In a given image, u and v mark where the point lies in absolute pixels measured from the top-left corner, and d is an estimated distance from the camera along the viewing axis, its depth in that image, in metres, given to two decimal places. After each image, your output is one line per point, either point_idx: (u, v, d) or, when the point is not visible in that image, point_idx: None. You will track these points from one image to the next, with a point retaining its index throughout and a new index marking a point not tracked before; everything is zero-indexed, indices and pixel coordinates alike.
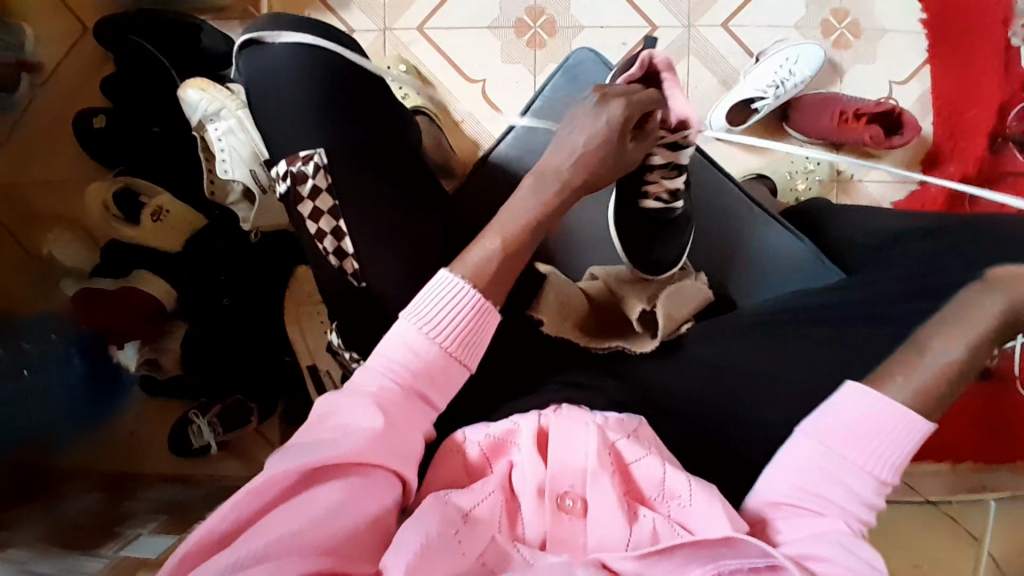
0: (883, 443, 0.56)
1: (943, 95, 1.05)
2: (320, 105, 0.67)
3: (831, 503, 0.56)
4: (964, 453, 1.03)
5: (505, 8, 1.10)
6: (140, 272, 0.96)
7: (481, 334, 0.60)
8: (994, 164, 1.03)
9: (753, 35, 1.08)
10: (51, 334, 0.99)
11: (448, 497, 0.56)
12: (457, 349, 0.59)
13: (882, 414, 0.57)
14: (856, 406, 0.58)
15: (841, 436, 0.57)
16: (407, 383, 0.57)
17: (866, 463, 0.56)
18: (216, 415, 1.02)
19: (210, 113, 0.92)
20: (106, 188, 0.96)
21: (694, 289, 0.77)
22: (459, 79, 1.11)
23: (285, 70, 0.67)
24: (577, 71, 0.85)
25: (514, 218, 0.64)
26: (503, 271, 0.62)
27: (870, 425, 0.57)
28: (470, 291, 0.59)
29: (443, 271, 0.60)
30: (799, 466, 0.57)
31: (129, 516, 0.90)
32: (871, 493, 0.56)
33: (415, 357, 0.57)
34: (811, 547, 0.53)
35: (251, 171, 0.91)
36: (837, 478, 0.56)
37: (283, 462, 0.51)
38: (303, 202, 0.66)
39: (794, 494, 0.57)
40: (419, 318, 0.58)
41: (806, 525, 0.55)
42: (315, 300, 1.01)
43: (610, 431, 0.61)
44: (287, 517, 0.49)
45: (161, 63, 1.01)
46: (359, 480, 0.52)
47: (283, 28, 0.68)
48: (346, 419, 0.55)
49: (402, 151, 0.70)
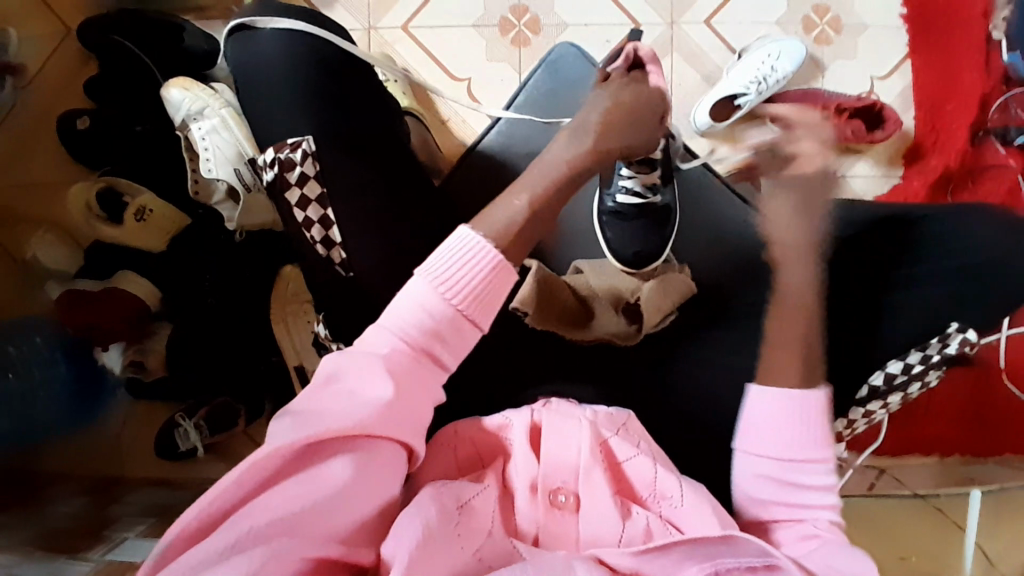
0: (803, 433, 0.58)
1: (924, 89, 1.06)
2: (310, 92, 0.67)
3: (803, 506, 0.57)
4: (952, 446, 1.04)
5: (489, 6, 1.10)
6: (123, 273, 0.96)
7: (496, 294, 0.58)
8: (977, 157, 1.02)
9: (736, 32, 1.09)
10: (35, 336, 0.96)
11: (450, 486, 0.56)
12: (473, 310, 0.57)
13: (799, 409, 0.58)
14: (769, 409, 0.58)
15: (764, 442, 0.58)
16: (419, 345, 0.55)
17: (799, 455, 0.57)
18: (203, 417, 1.01)
19: (193, 113, 0.92)
20: (88, 188, 0.95)
21: (679, 281, 0.75)
22: (444, 77, 1.11)
23: (275, 58, 0.68)
24: (559, 65, 0.86)
25: (543, 175, 0.64)
26: (526, 230, 0.61)
27: (791, 423, 0.58)
28: (489, 250, 0.57)
29: (465, 228, 0.59)
30: (750, 479, 0.59)
31: (116, 519, 0.89)
32: (822, 474, 0.58)
33: (429, 317, 0.55)
34: (813, 559, 0.53)
35: (235, 169, 0.92)
36: (792, 480, 0.58)
37: (289, 432, 0.50)
38: (291, 189, 0.66)
39: (770, 506, 0.58)
40: (432, 276, 0.56)
41: (790, 536, 0.56)
42: (301, 299, 1.00)
43: (602, 427, 0.62)
44: (289, 497, 0.48)
45: (143, 61, 1.00)
46: (365, 456, 0.51)
47: (276, 15, 0.69)
48: (355, 387, 0.53)
49: (394, 146, 0.70)
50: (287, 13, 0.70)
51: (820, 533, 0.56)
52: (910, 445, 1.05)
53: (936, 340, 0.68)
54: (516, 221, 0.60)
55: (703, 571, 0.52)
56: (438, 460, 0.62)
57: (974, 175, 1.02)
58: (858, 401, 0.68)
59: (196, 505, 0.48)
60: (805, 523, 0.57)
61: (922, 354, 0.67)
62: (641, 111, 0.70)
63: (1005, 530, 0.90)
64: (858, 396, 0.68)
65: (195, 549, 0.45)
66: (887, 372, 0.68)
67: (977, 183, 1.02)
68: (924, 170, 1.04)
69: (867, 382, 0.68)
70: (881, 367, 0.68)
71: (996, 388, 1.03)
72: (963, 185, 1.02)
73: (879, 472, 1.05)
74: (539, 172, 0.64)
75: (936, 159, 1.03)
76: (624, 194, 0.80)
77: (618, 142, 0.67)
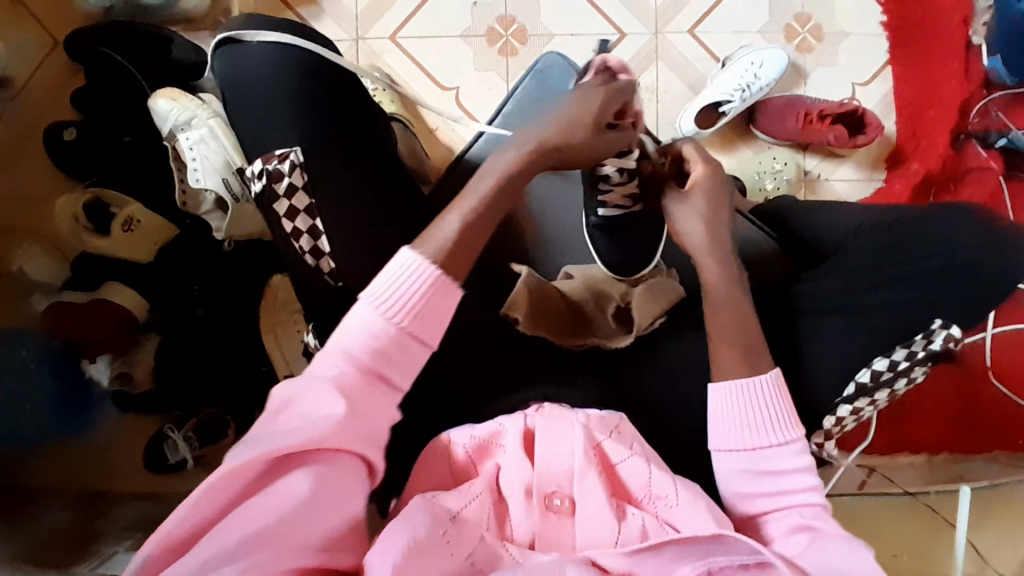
0: (760, 420, 0.59)
1: (905, 95, 1.08)
2: (299, 104, 0.67)
3: (790, 496, 0.58)
4: (940, 445, 1.05)
5: (477, 17, 1.11)
6: (112, 284, 0.96)
7: (441, 318, 0.59)
8: (958, 161, 1.05)
9: (719, 41, 1.10)
10: (23, 350, 0.97)
11: (437, 499, 0.57)
12: (416, 328, 0.58)
13: (755, 397, 0.60)
14: (731, 404, 0.60)
15: (727, 435, 0.60)
16: (366, 366, 0.56)
17: (763, 442, 0.59)
18: (191, 428, 1.00)
19: (181, 123, 0.92)
20: (75, 200, 0.95)
21: (666, 285, 0.75)
22: (433, 86, 1.12)
23: (262, 67, 0.68)
24: (545, 74, 0.86)
25: (477, 193, 0.65)
26: (466, 244, 0.62)
27: (752, 413, 0.60)
28: (428, 267, 0.59)
29: (405, 248, 0.60)
30: (725, 474, 0.60)
31: (102, 535, 0.88)
32: (792, 455, 0.59)
33: (373, 339, 0.56)
34: (808, 558, 0.53)
35: (224, 179, 0.91)
36: (773, 471, 0.59)
37: (247, 452, 0.51)
38: (278, 201, 0.66)
39: (759, 502, 0.59)
40: (376, 300, 0.57)
41: (783, 530, 0.57)
42: (290, 309, 1.00)
43: (596, 430, 0.62)
44: (255, 512, 0.49)
45: (132, 73, 1.00)
46: (325, 467, 0.52)
47: (264, 28, 0.69)
48: (307, 408, 0.54)
49: (382, 156, 0.70)
50: (276, 24, 0.70)
51: (810, 524, 0.56)
52: (899, 444, 1.05)
53: (920, 336, 0.67)
54: (455, 236, 0.62)
55: (698, 568, 0.53)
56: (432, 467, 0.62)
57: (954, 181, 1.04)
58: (845, 398, 0.68)
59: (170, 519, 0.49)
60: (794, 514, 0.57)
61: (906, 352, 0.67)
62: (599, 122, 0.70)
63: (997, 528, 0.90)
64: (845, 394, 0.68)
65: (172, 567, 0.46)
66: (873, 370, 0.67)
67: (958, 188, 1.04)
68: (905, 174, 1.05)
69: (853, 381, 0.68)
70: (866, 365, 0.67)
71: (982, 386, 1.05)
72: (944, 191, 1.04)
73: (870, 470, 1.05)
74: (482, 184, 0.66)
75: (917, 164, 1.05)
76: (609, 208, 0.79)
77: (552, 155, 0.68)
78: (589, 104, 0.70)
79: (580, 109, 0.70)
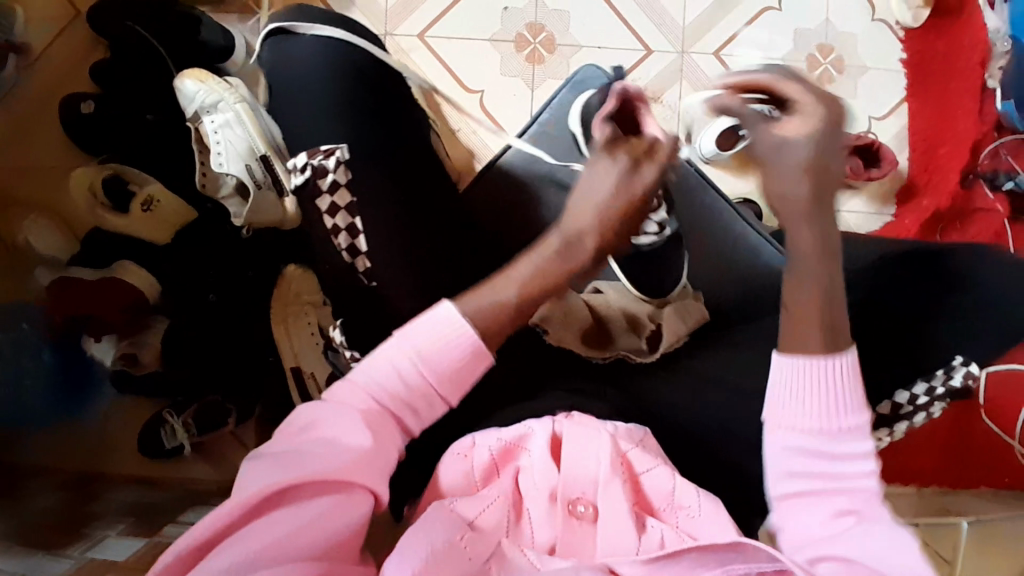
0: (832, 401, 0.56)
1: (918, 132, 1.11)
2: (346, 103, 0.68)
3: (839, 475, 0.55)
4: (930, 477, 1.08)
5: (507, 22, 1.12)
6: (123, 263, 0.95)
7: (467, 373, 0.58)
8: (967, 199, 1.08)
9: (743, 65, 1.12)
10: (22, 322, 0.94)
11: (454, 504, 0.58)
12: (446, 388, 0.58)
13: (827, 375, 0.55)
14: (794, 371, 0.56)
15: (791, 414, 0.56)
16: (389, 407, 0.57)
17: (829, 425, 0.55)
18: (191, 415, 0.99)
19: (207, 105, 0.92)
20: (93, 174, 0.95)
21: (691, 308, 0.73)
22: (458, 87, 1.12)
23: (311, 61, 0.68)
24: (585, 86, 0.83)
25: (525, 264, 0.62)
26: (516, 313, 0.59)
27: (820, 388, 0.56)
28: (469, 332, 0.57)
29: (449, 304, 0.58)
30: (779, 457, 0.56)
31: (97, 517, 0.86)
32: (856, 442, 0.56)
33: (403, 385, 0.57)
34: (851, 545, 0.51)
35: (246, 166, 0.90)
36: (827, 449, 0.55)
37: (275, 471, 0.53)
38: (321, 196, 0.67)
39: (804, 481, 0.55)
40: (414, 355, 0.57)
41: (822, 515, 0.54)
42: (304, 300, 0.99)
43: (622, 440, 0.63)
44: (274, 525, 0.51)
45: (156, 49, 0.99)
46: (344, 495, 0.53)
47: (316, 21, 0.69)
48: (332, 435, 0.55)
49: (423, 165, 0.70)
50: (325, 19, 0.70)
51: (858, 513, 0.53)
52: (893, 472, 1.08)
53: (941, 371, 0.69)
54: (500, 303, 0.59)
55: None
56: (453, 466, 0.62)
57: (961, 217, 1.07)
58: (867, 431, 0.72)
59: (194, 530, 0.51)
60: (842, 498, 0.54)
61: (926, 386, 0.70)
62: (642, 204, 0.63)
63: (991, 562, 0.92)
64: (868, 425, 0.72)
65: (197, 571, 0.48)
66: (896, 401, 0.70)
67: (964, 225, 1.07)
68: (916, 209, 1.08)
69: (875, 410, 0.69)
70: (889, 397, 0.69)
71: (974, 423, 1.07)
72: (952, 227, 1.07)
73: None
74: (523, 264, 0.62)
75: (928, 200, 1.07)
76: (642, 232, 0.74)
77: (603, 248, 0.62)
78: (623, 193, 0.62)
79: (618, 196, 0.62)
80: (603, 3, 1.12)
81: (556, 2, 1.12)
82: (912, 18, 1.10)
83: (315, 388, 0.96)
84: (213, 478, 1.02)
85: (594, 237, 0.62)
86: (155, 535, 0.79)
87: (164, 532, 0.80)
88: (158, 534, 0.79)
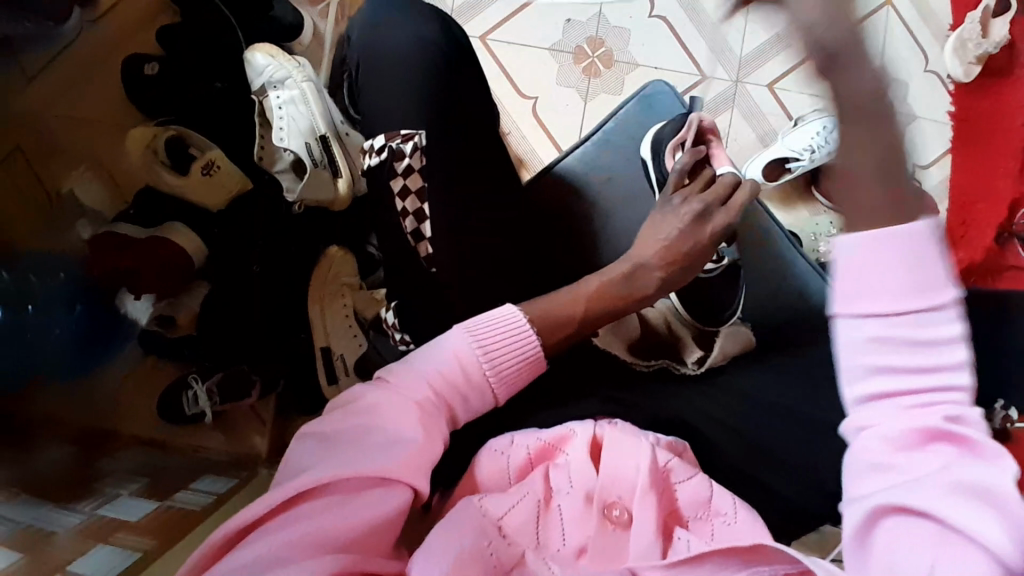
0: (911, 269, 0.44)
1: (958, 185, 1.13)
2: (430, 88, 0.69)
3: (931, 377, 0.45)
4: None
5: (569, 34, 1.15)
6: (173, 224, 0.96)
7: (525, 375, 0.65)
8: (1000, 256, 1.05)
9: (795, 100, 1.14)
10: (59, 273, 0.90)
11: (484, 505, 0.57)
12: (498, 385, 0.63)
13: (907, 240, 0.44)
14: (867, 255, 0.44)
15: (868, 293, 0.45)
16: (443, 395, 0.61)
17: (912, 301, 0.44)
18: (215, 382, 0.98)
19: (274, 80, 0.94)
20: (156, 133, 0.96)
21: (738, 337, 0.76)
22: (513, 93, 1.15)
23: (401, 44, 0.70)
24: (651, 101, 0.86)
25: (582, 288, 0.69)
26: (596, 304, 0.69)
27: (902, 254, 0.44)
28: (533, 341, 0.64)
29: (511, 306, 0.65)
30: (858, 344, 0.45)
31: (105, 474, 0.82)
32: (944, 319, 0.44)
33: (463, 376, 0.61)
34: (942, 482, 0.43)
35: (306, 144, 0.92)
36: (914, 342, 0.44)
37: (336, 466, 0.54)
38: (394, 178, 0.68)
39: (888, 379, 0.45)
40: (480, 348, 0.62)
41: (911, 432, 0.44)
42: (341, 282, 1.00)
43: (661, 451, 0.63)
44: (316, 517, 0.51)
45: (229, 23, 1.03)
46: (382, 488, 0.54)
47: (414, 11, 0.72)
48: (389, 425, 0.57)
49: (495, 159, 0.74)
50: (426, 13, 0.72)
51: (953, 431, 0.44)
52: None
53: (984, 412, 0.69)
54: (566, 304, 0.67)
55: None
56: (491, 463, 0.62)
57: (993, 273, 1.04)
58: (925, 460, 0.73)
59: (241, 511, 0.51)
60: (933, 412, 0.44)
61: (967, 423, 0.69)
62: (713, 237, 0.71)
63: None
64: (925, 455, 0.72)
65: (243, 552, 0.48)
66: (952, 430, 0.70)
67: (996, 281, 1.03)
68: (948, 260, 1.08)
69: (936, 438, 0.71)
70: None
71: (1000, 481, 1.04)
72: (982, 281, 1.04)
73: None
74: (588, 283, 0.70)
75: (962, 252, 1.06)
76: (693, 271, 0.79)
77: (657, 283, 0.70)
78: (690, 237, 0.71)
79: (684, 239, 0.71)
80: (662, 25, 1.15)
81: (617, 21, 1.15)
82: (962, 73, 1.13)
83: (342, 370, 0.98)
84: (227, 450, 1.01)
85: (653, 273, 0.70)
86: (166, 500, 0.78)
87: (175, 498, 0.79)
88: (169, 499, 0.79)
